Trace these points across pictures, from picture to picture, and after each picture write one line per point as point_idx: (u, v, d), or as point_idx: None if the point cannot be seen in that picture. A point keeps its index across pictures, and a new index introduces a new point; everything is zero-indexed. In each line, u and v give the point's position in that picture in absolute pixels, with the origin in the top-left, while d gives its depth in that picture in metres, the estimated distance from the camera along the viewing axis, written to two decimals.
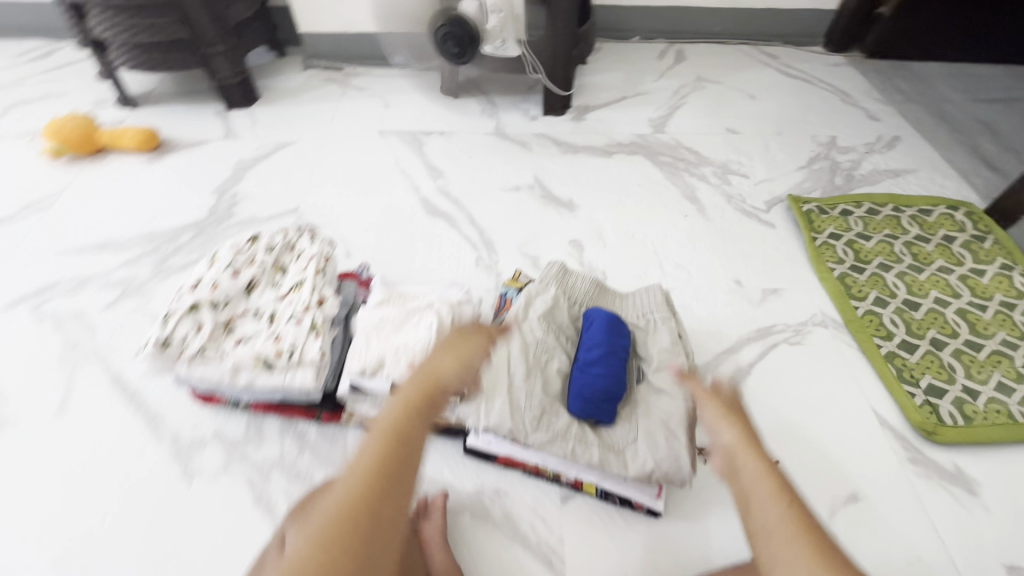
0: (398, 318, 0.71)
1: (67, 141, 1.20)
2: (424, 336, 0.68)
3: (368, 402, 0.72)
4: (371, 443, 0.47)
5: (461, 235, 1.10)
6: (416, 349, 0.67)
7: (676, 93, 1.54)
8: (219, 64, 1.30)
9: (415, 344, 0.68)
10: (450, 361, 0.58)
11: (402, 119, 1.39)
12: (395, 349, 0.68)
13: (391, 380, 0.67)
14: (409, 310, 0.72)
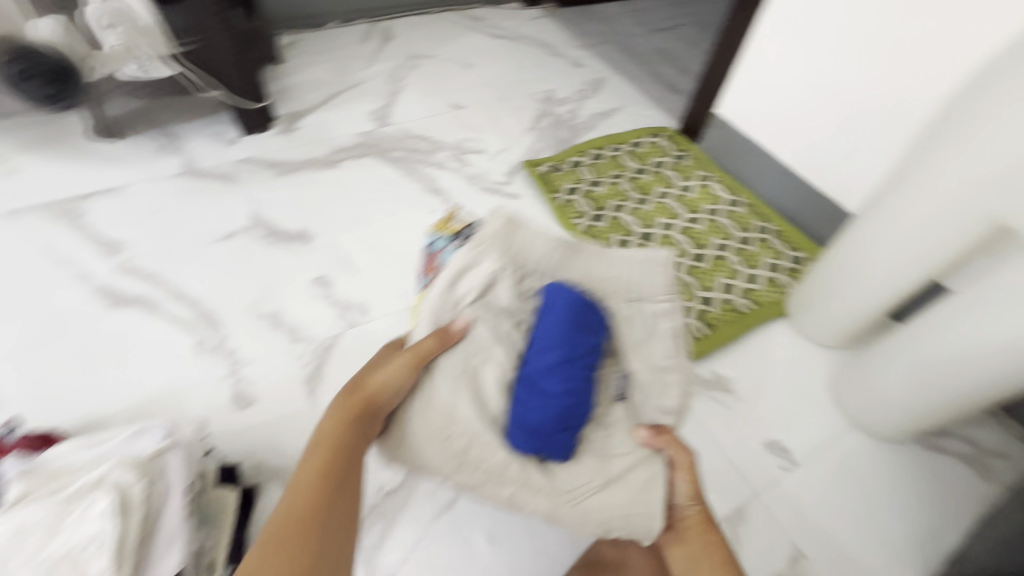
0: (49, 521, 0.48)
1: None
2: (98, 531, 0.48)
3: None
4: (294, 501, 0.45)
5: (169, 320, 0.86)
6: (82, 556, 0.47)
7: (392, 76, 1.43)
8: None
9: (80, 549, 0.47)
10: (327, 431, 0.51)
11: (41, 187, 1.02)
12: (50, 567, 0.46)
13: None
14: (68, 498, 0.49)
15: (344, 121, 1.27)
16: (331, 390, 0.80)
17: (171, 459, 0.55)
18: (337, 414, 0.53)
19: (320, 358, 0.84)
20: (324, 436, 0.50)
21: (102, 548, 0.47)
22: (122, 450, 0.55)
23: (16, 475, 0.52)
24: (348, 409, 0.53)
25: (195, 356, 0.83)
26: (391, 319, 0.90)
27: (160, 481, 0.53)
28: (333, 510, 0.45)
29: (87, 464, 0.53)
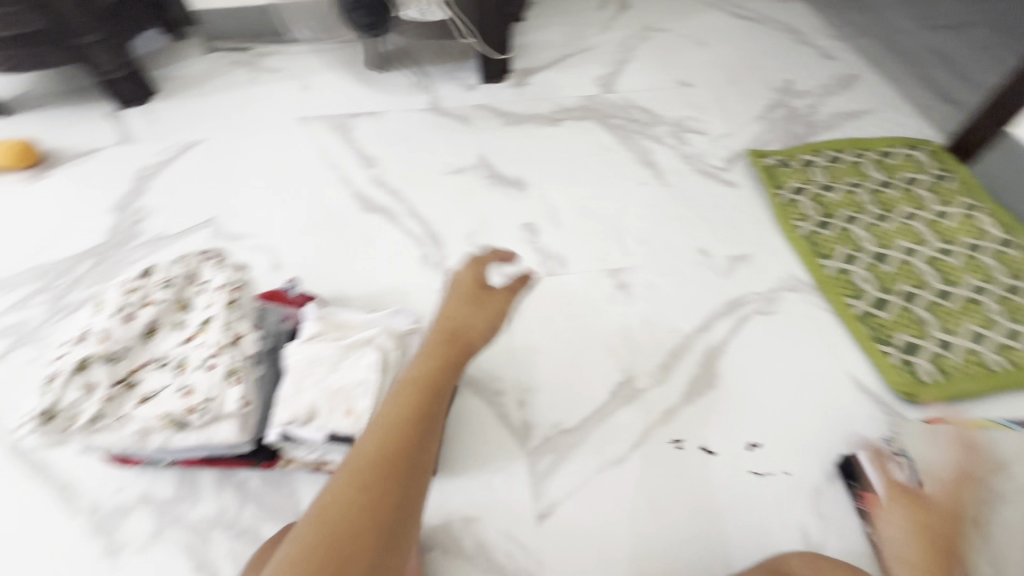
0: (332, 360, 0.61)
1: None
2: (368, 377, 0.59)
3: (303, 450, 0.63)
4: (374, 452, 0.44)
5: (402, 233, 1.00)
6: (356, 395, 0.59)
7: (623, 46, 1.42)
8: (99, 56, 1.12)
9: (355, 386, 0.59)
10: (439, 366, 0.54)
11: (325, 103, 1.23)
12: (332, 392, 0.59)
13: (325, 432, 0.58)
14: (346, 346, 0.62)
15: (571, 84, 1.31)
16: (525, 326, 0.87)
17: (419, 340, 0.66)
18: (435, 357, 0.55)
19: (519, 296, 0.91)
20: (401, 403, 0.49)
21: (371, 391, 0.59)
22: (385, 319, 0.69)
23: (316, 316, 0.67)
24: (446, 351, 0.56)
25: (417, 267, 0.95)
26: (588, 277, 0.93)
27: (408, 354, 0.65)
28: (403, 486, 0.43)
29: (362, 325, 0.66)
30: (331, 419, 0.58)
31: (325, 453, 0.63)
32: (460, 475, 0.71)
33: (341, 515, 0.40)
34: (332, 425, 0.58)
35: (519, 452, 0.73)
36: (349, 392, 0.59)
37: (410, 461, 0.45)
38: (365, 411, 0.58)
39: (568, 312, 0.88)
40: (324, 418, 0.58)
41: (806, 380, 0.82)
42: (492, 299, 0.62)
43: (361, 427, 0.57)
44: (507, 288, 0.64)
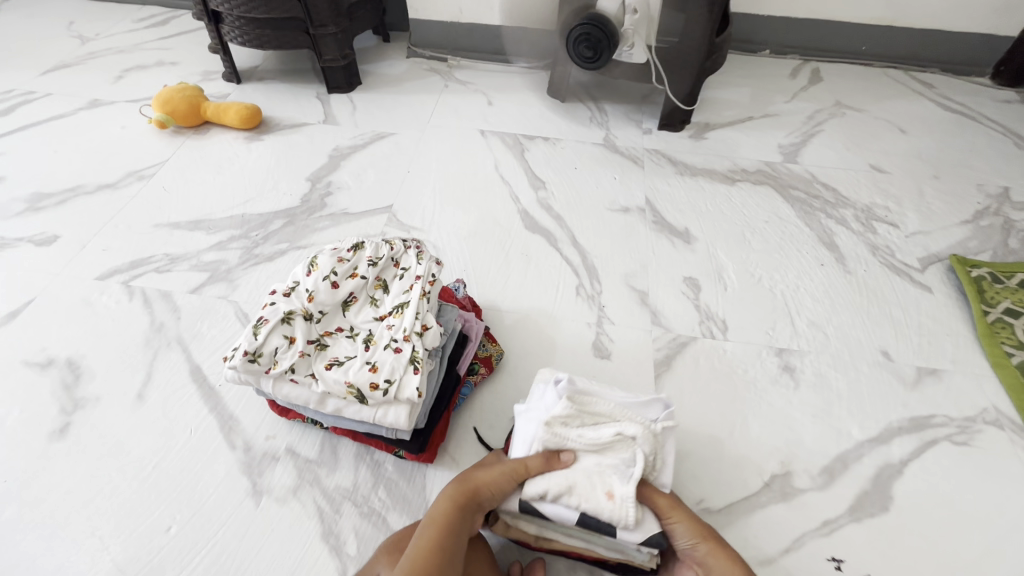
0: (593, 442, 0.61)
1: (170, 111, 1.18)
2: (625, 469, 0.61)
3: (524, 521, 0.63)
4: None
5: (563, 258, 0.99)
6: (613, 478, 0.60)
7: (811, 117, 1.35)
8: (328, 46, 1.25)
9: (612, 476, 0.60)
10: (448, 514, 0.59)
11: (506, 121, 1.28)
12: (587, 475, 0.60)
13: (579, 510, 0.60)
14: (607, 435, 0.61)
15: (750, 146, 1.26)
16: (676, 384, 0.82)
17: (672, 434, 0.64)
18: (447, 505, 0.60)
19: (673, 351, 0.86)
20: (420, 545, 0.56)
21: (632, 483, 0.60)
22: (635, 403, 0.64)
23: (563, 387, 0.62)
24: (454, 498, 0.60)
25: (571, 295, 0.93)
26: (749, 350, 0.87)
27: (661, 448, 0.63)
28: None
29: (611, 409, 0.63)
30: (591, 501, 0.59)
31: (553, 532, 0.62)
32: None
33: None
34: (588, 504, 0.59)
35: None
36: (605, 480, 0.60)
37: None
38: (626, 497, 0.59)
39: (724, 382, 0.82)
40: (581, 498, 0.60)
41: (1006, 538, 0.69)
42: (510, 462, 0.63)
43: (620, 513, 0.59)
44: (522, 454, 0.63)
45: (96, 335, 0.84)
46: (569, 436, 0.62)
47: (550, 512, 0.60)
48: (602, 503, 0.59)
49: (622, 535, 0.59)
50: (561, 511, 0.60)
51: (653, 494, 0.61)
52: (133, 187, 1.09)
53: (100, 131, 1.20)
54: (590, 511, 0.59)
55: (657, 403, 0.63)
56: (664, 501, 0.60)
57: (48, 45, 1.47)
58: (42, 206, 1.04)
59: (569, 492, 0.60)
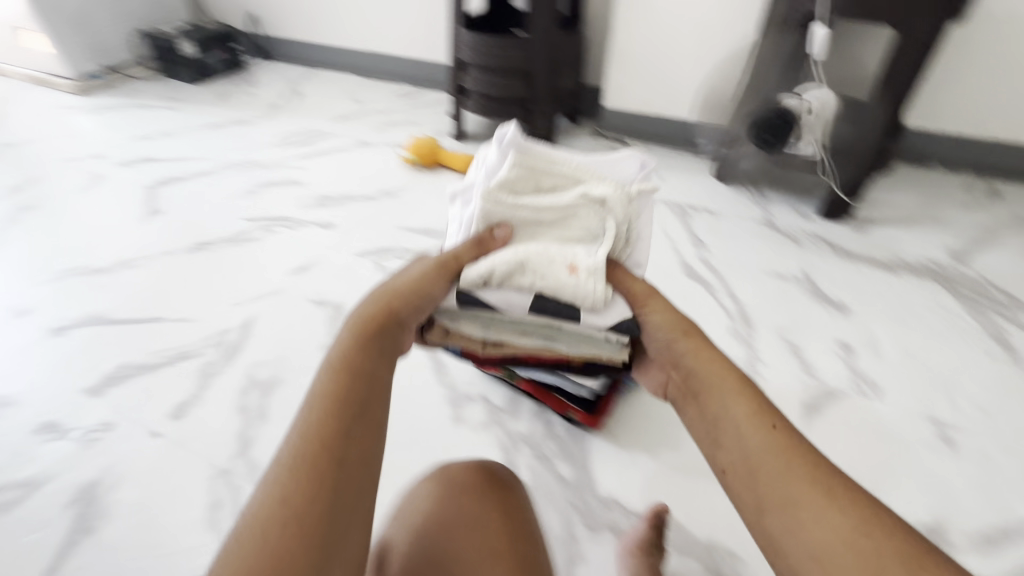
0: (552, 211, 0.69)
1: (418, 153, 1.57)
2: (587, 249, 0.68)
3: (465, 323, 0.73)
4: (308, 426, 0.50)
5: (719, 303, 1.12)
6: (577, 253, 0.68)
7: (984, 227, 1.37)
8: (540, 120, 1.59)
9: (575, 253, 0.68)
10: (355, 343, 0.58)
11: (673, 193, 1.49)
12: (545, 251, 0.68)
13: (534, 291, 0.69)
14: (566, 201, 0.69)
15: (913, 244, 1.31)
16: (824, 426, 0.88)
17: (643, 197, 0.72)
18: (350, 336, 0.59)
19: (822, 398, 0.93)
20: (329, 373, 0.54)
21: (594, 255, 0.67)
22: (611, 167, 0.71)
23: (509, 145, 0.69)
24: (357, 328, 0.60)
25: (724, 334, 1.05)
26: (904, 415, 0.90)
27: (631, 211, 0.71)
28: (339, 435, 0.49)
29: (571, 169, 0.70)
30: (553, 279, 0.67)
31: (500, 333, 0.73)
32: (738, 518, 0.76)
33: (287, 482, 0.46)
34: (552, 282, 0.67)
35: None
36: (568, 254, 0.68)
37: (336, 416, 0.51)
38: (584, 269, 0.67)
39: (875, 436, 0.87)
40: (534, 271, 0.68)
41: None
42: (425, 277, 0.67)
43: (582, 287, 0.67)
44: (439, 265, 0.68)
45: (355, 291, 1.15)
46: (519, 209, 0.69)
47: (495, 299, 0.69)
48: (561, 274, 0.68)
49: (589, 318, 0.68)
50: (514, 299, 0.69)
51: (626, 279, 0.69)
52: (385, 200, 1.46)
53: (367, 162, 1.64)
54: (546, 288, 0.68)
55: (631, 155, 0.68)
56: (639, 289, 0.68)
57: (336, 104, 2.04)
58: (326, 204, 1.44)
59: (521, 269, 0.68)
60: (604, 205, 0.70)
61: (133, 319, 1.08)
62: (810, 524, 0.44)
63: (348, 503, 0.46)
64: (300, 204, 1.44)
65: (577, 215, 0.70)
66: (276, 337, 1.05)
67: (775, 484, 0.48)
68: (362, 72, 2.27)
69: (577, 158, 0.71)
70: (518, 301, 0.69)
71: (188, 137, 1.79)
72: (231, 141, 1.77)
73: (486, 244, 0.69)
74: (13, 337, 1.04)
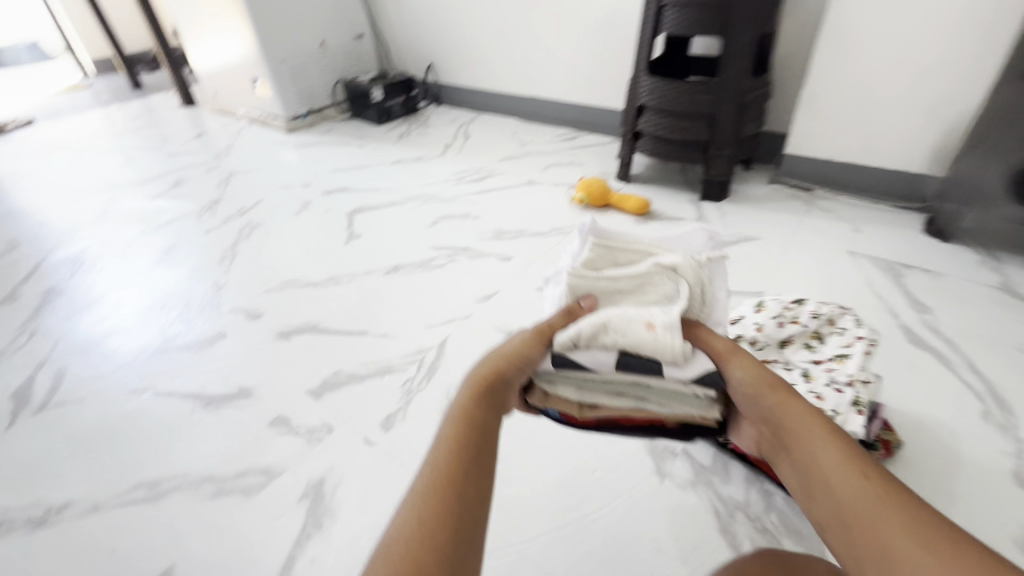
0: (630, 280, 0.74)
1: (589, 193, 1.59)
2: (664, 308, 0.70)
3: (563, 385, 0.71)
4: (437, 465, 0.54)
5: (961, 380, 0.96)
6: (654, 312, 0.69)
7: None
8: (718, 164, 1.54)
9: (653, 312, 0.70)
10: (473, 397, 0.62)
11: (877, 248, 1.34)
12: (626, 313, 0.70)
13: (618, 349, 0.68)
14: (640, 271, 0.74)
15: None
16: None
17: (714, 267, 0.76)
18: (469, 392, 0.64)
19: None
20: (453, 423, 0.59)
21: (670, 312, 0.69)
22: (680, 244, 0.78)
23: (587, 232, 0.78)
24: (475, 385, 0.64)
25: (977, 418, 0.89)
26: None
27: (703, 278, 0.74)
28: (464, 476, 0.53)
29: (645, 246, 0.78)
30: (635, 335, 0.68)
31: (595, 394, 0.71)
32: None
33: (420, 513, 0.49)
34: (634, 338, 0.67)
35: None
36: (647, 311, 0.70)
37: (461, 460, 0.54)
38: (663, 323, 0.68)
39: None
40: (619, 331, 0.68)
41: None
42: (531, 338, 0.71)
43: (663, 342, 0.67)
44: (541, 327, 0.72)
45: None
46: (600, 279, 0.75)
47: (585, 359, 0.69)
48: (641, 332, 0.68)
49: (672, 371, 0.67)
50: (600, 357, 0.68)
51: (709, 336, 0.70)
52: (557, 237, 1.49)
53: (536, 200, 1.70)
54: (628, 345, 0.68)
55: (697, 230, 0.76)
56: (720, 345, 0.69)
57: (501, 145, 2.17)
58: (502, 238, 1.50)
59: (604, 329, 0.69)
60: (677, 272, 0.74)
61: (343, 331, 1.19)
62: (920, 556, 0.45)
63: (468, 539, 0.49)
64: (478, 236, 1.52)
65: (652, 283, 0.75)
66: (468, 362, 1.09)
67: (877, 526, 0.49)
68: (524, 118, 2.41)
69: (649, 241, 0.79)
70: (604, 360, 0.68)
71: (374, 171, 2.01)
72: (412, 176, 1.94)
73: (574, 313, 0.73)
74: (247, 336, 1.19)
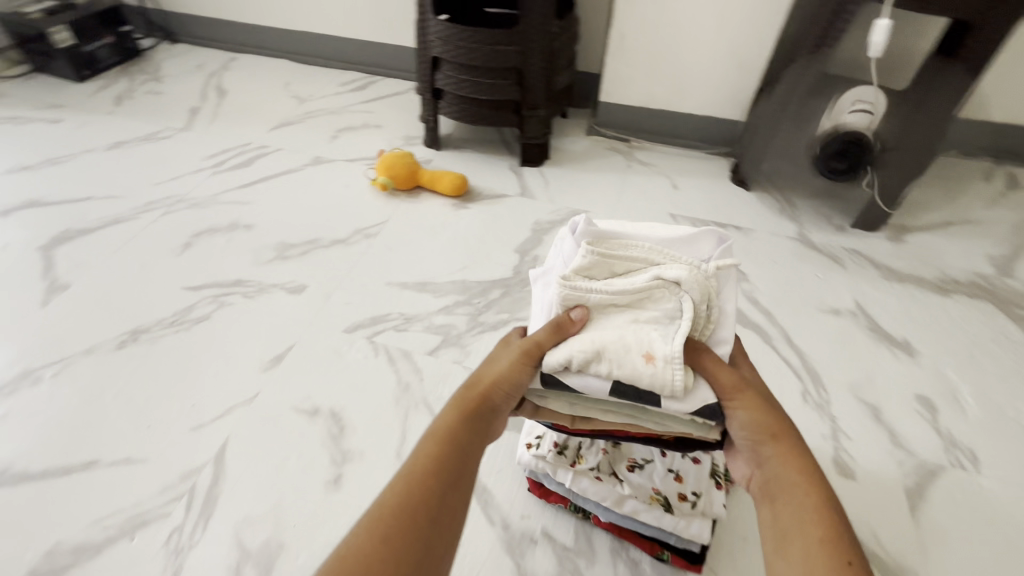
0: (627, 293, 0.54)
1: (392, 175, 1.30)
2: (669, 326, 0.53)
3: (555, 400, 0.56)
4: (389, 515, 0.46)
5: (781, 357, 0.98)
6: (656, 340, 0.52)
7: (1018, 228, 1.29)
8: (534, 125, 1.35)
9: (659, 338, 0.52)
10: (448, 426, 0.53)
11: (695, 207, 1.32)
12: (621, 338, 0.52)
13: (611, 376, 0.51)
14: (634, 290, 0.54)
15: (956, 255, 1.21)
16: (933, 515, 0.78)
17: (725, 280, 0.56)
18: (454, 409, 0.54)
19: (923, 479, 0.82)
20: (417, 459, 0.50)
21: (675, 342, 0.51)
22: (685, 248, 0.56)
23: (583, 230, 0.56)
24: (461, 404, 0.54)
25: (798, 402, 0.92)
26: (1004, 488, 0.82)
27: (713, 293, 0.55)
28: (402, 558, 0.43)
29: (645, 249, 0.56)
30: (630, 366, 0.51)
31: (588, 409, 0.55)
32: None
33: None
34: (626, 369, 0.51)
35: None
36: (648, 338, 0.52)
37: (410, 524, 0.45)
38: (668, 357, 0.50)
39: (987, 525, 0.78)
40: (611, 362, 0.51)
41: None
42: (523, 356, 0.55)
43: (665, 378, 0.50)
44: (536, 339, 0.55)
45: (351, 388, 0.91)
46: (597, 287, 0.54)
47: (576, 386, 0.52)
48: (636, 365, 0.51)
49: (668, 405, 0.50)
50: (592, 383, 0.52)
51: (715, 367, 0.52)
52: (361, 243, 1.19)
53: (328, 188, 1.34)
54: (623, 378, 0.51)
55: (708, 233, 0.54)
56: (728, 380, 0.51)
57: (270, 103, 1.67)
58: (288, 256, 1.15)
59: (597, 354, 0.52)
60: (682, 287, 0.54)
61: (57, 469, 0.81)
62: None
63: None
64: (254, 257, 1.15)
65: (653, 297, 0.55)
66: (260, 469, 0.81)
67: None
68: (297, 56, 1.88)
69: (649, 241, 0.57)
70: (596, 388, 0.52)
71: (81, 165, 1.40)
72: (144, 166, 1.39)
73: (564, 327, 0.54)
74: None
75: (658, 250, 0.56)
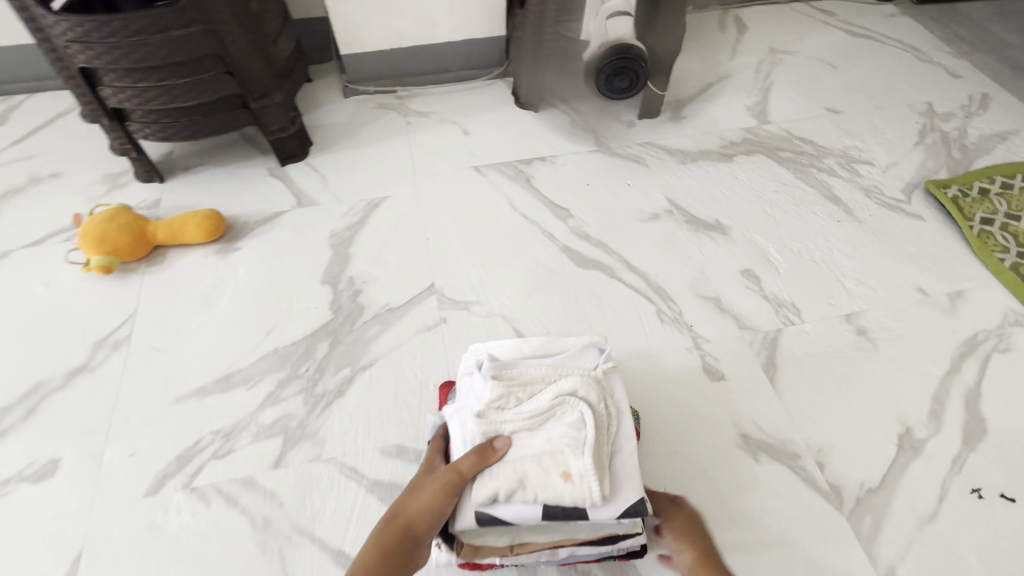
0: (535, 416, 0.60)
1: (109, 249, 0.94)
2: (577, 435, 0.58)
3: (493, 535, 0.58)
4: None
5: (628, 287, 0.99)
6: (569, 455, 0.57)
7: (759, 71, 1.41)
8: (272, 114, 1.05)
9: (568, 448, 0.57)
10: (375, 548, 0.57)
11: (493, 149, 1.20)
12: (540, 458, 0.57)
13: (540, 501, 0.56)
14: (543, 411, 0.60)
15: (724, 117, 1.30)
16: (787, 379, 0.88)
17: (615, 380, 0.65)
18: (384, 534, 0.59)
19: (770, 350, 0.92)
20: None
21: (586, 454, 0.56)
22: (574, 360, 0.65)
23: (489, 366, 0.63)
24: (390, 529, 0.59)
25: (659, 326, 0.94)
26: (822, 324, 0.95)
27: (609, 394, 0.62)
28: None
29: (544, 371, 0.63)
30: (550, 486, 0.56)
31: (525, 536, 0.58)
32: (796, 546, 0.74)
33: None
34: (549, 493, 0.56)
35: (838, 514, 0.76)
36: (564, 454, 0.57)
37: None
38: (583, 472, 0.56)
39: (823, 364, 0.90)
40: (535, 488, 0.56)
41: None
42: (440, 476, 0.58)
43: (584, 492, 0.55)
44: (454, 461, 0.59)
45: (195, 566, 0.70)
46: (511, 416, 0.60)
47: (508, 516, 0.56)
48: (557, 485, 0.56)
49: (595, 514, 0.56)
50: (522, 510, 0.56)
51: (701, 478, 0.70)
52: (112, 359, 0.87)
53: (18, 297, 0.93)
54: (551, 501, 0.56)
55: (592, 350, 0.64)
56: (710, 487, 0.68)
57: None
58: (5, 427, 0.80)
59: (521, 484, 0.56)
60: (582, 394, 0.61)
61: None
62: None
63: None
64: None
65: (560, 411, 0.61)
66: None
67: None
68: None
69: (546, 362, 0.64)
70: (529, 514, 0.56)
71: None
72: None
73: (487, 455, 0.58)
74: None
75: (557, 367, 0.64)
